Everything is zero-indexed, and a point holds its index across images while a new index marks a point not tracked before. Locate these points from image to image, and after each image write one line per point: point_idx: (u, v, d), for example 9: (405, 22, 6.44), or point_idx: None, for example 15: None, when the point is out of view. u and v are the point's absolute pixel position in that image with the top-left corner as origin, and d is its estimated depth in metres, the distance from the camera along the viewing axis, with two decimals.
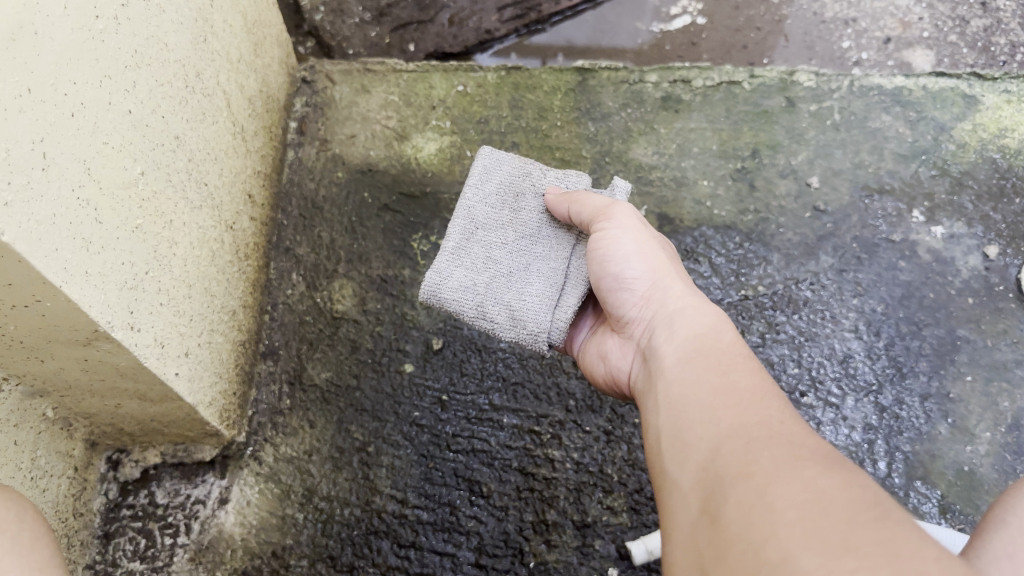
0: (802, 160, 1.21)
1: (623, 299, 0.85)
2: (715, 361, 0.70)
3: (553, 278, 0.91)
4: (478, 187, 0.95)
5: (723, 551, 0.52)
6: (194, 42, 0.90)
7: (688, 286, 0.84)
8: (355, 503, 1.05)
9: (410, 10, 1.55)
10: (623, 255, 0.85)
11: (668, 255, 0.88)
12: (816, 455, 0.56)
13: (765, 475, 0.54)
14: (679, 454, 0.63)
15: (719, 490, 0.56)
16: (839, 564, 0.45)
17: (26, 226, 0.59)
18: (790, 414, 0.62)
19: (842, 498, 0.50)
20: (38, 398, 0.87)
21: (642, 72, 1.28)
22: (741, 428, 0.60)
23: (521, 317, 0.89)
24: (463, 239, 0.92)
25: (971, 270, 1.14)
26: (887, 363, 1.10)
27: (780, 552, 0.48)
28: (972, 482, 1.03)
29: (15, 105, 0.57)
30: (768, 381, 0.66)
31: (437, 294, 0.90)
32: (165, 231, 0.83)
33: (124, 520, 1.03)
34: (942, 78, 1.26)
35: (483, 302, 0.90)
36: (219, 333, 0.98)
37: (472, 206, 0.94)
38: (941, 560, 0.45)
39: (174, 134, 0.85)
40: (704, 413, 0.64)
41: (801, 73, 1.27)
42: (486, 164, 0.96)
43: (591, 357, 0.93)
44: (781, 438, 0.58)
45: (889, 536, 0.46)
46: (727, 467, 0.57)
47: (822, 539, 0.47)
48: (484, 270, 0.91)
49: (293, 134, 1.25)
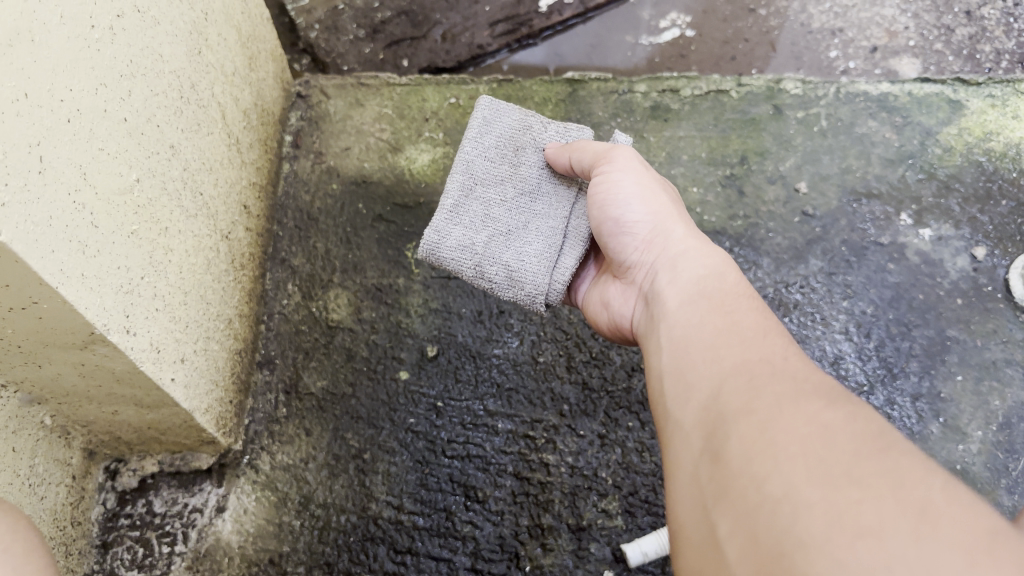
0: (790, 166, 1.23)
1: (625, 243, 0.88)
2: (719, 303, 0.74)
3: (552, 237, 0.93)
4: (477, 140, 0.96)
5: (727, 484, 0.57)
6: (188, 54, 0.91)
7: (689, 228, 0.86)
8: (351, 510, 1.06)
9: (403, 27, 1.57)
10: (624, 199, 0.87)
11: (670, 196, 0.90)
12: (819, 390, 0.60)
13: (768, 410, 0.59)
14: (684, 396, 0.68)
15: (723, 428, 0.61)
16: (842, 495, 0.50)
17: (23, 227, 0.60)
18: (792, 353, 0.67)
19: (845, 430, 0.55)
20: (37, 405, 0.89)
21: (631, 83, 1.30)
22: (745, 366, 0.65)
23: (519, 277, 0.92)
24: (462, 195, 0.94)
25: (959, 271, 1.15)
26: (878, 364, 1.11)
27: (781, 484, 0.53)
28: (965, 481, 1.04)
29: (12, 109, 0.59)
30: (771, 322, 0.71)
31: (436, 253, 0.93)
32: (160, 238, 0.84)
33: (122, 529, 1.03)
34: (927, 83, 1.27)
35: (481, 260, 0.92)
36: (215, 340, 0.99)
37: (471, 160, 0.95)
38: (946, 487, 0.50)
39: (169, 143, 0.86)
40: (708, 356, 0.69)
41: (788, 81, 1.28)
42: (485, 115, 0.96)
43: (595, 304, 0.96)
44: (785, 375, 0.63)
45: (892, 466, 0.51)
46: (731, 406, 0.62)
47: (826, 470, 0.52)
48: (483, 227, 0.93)
49: (288, 148, 1.27)
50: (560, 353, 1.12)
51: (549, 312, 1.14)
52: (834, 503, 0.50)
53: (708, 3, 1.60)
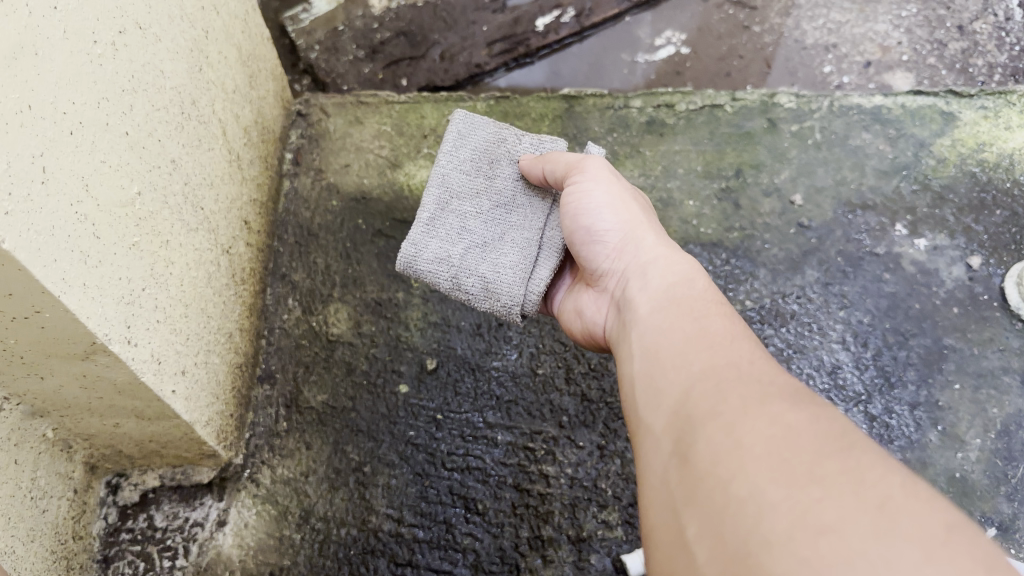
0: (785, 178, 1.24)
1: (596, 252, 0.89)
2: (688, 308, 0.75)
3: (527, 248, 0.94)
4: (453, 153, 0.97)
5: (695, 486, 0.58)
6: (189, 71, 0.93)
7: (659, 236, 0.88)
8: (352, 523, 1.06)
9: (402, 47, 1.60)
10: (595, 207, 0.89)
11: (640, 205, 0.91)
12: (783, 391, 0.62)
13: (734, 413, 0.60)
14: (653, 399, 0.69)
15: (691, 431, 0.62)
16: (805, 495, 0.52)
17: (27, 236, 0.62)
18: (760, 354, 0.68)
19: (808, 431, 0.57)
20: (38, 418, 0.89)
21: (627, 98, 1.32)
22: (712, 369, 0.66)
23: (494, 288, 0.93)
24: (438, 209, 0.95)
25: (955, 280, 1.16)
26: (875, 373, 1.12)
27: (747, 486, 0.55)
28: (964, 489, 1.04)
29: (17, 120, 0.61)
30: (739, 325, 0.73)
31: (413, 265, 0.94)
32: (161, 250, 0.85)
33: (123, 544, 1.04)
34: (919, 96, 1.29)
35: (457, 273, 0.93)
36: (216, 354, 1.00)
37: (447, 174, 0.96)
38: (906, 484, 0.52)
39: (170, 158, 0.88)
40: (677, 359, 0.70)
41: (782, 95, 1.30)
42: (460, 128, 0.97)
43: (569, 313, 0.97)
44: (751, 377, 0.64)
45: (854, 465, 0.53)
46: (698, 408, 0.63)
47: (789, 471, 0.54)
48: (459, 240, 0.94)
49: (288, 165, 1.29)
50: (559, 364, 1.12)
51: (547, 325, 1.14)
52: (797, 502, 0.52)
53: (703, 21, 1.63)
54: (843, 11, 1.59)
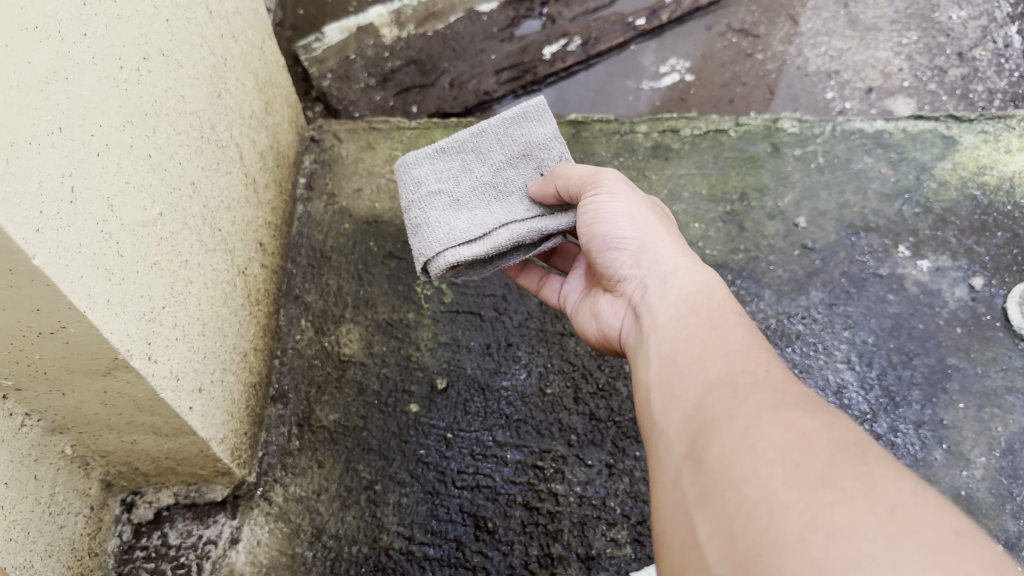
0: (789, 202, 1.26)
1: (614, 259, 0.90)
2: (705, 318, 0.77)
3: (477, 225, 0.94)
4: (505, 121, 1.01)
5: (708, 488, 0.60)
6: (208, 96, 0.96)
7: (677, 245, 0.89)
8: (363, 540, 1.07)
9: (413, 75, 1.63)
10: (611, 217, 0.90)
11: (659, 216, 0.92)
12: (799, 400, 0.63)
13: (749, 418, 0.62)
14: (668, 404, 0.71)
15: (705, 435, 0.64)
16: (817, 498, 0.54)
17: (56, 253, 0.64)
18: (776, 364, 0.70)
19: (822, 438, 0.58)
20: (58, 435, 0.91)
21: (633, 124, 1.36)
22: (728, 376, 0.68)
23: (421, 230, 0.95)
24: (455, 148, 1.01)
25: (958, 300, 1.17)
26: (880, 393, 1.13)
27: (759, 489, 0.56)
28: (969, 507, 1.04)
29: (48, 141, 0.63)
30: (755, 336, 0.74)
31: (400, 170, 1.03)
32: (181, 270, 0.88)
33: (137, 562, 1.05)
34: (920, 120, 1.32)
35: (415, 200, 0.99)
36: (231, 373, 1.02)
37: (486, 132, 1.01)
38: (916, 491, 0.53)
39: (190, 180, 0.91)
40: (694, 366, 0.71)
41: (785, 121, 1.33)
42: (528, 110, 1.00)
43: (584, 314, 0.99)
44: (766, 385, 0.66)
45: (866, 471, 0.55)
46: (713, 413, 0.65)
47: (801, 475, 0.55)
48: (445, 180, 1.00)
49: (302, 190, 1.32)
50: (567, 384, 1.14)
51: (556, 344, 1.17)
52: (808, 505, 0.53)
53: (707, 49, 1.66)
54: (844, 39, 1.63)
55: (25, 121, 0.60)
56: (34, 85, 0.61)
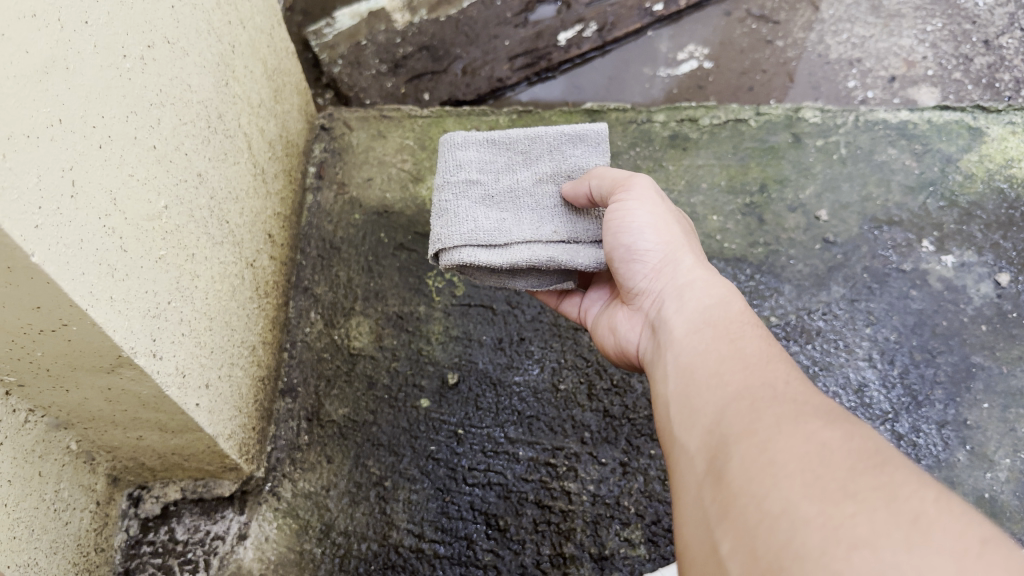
0: (810, 194, 1.23)
1: (634, 271, 0.87)
2: (723, 331, 0.74)
3: (502, 233, 0.91)
4: (563, 135, 0.97)
5: (728, 504, 0.58)
6: (216, 85, 0.94)
7: (698, 259, 0.86)
8: (372, 538, 1.05)
9: (425, 61, 1.60)
10: (638, 227, 0.87)
11: (681, 230, 0.90)
12: (820, 410, 0.61)
13: (769, 430, 0.60)
14: (687, 419, 0.68)
15: (725, 449, 0.61)
16: (838, 510, 0.51)
17: (56, 249, 0.62)
18: (795, 376, 0.67)
19: (843, 449, 0.56)
20: (63, 430, 0.90)
21: (650, 113, 1.33)
22: (747, 390, 0.65)
23: (447, 219, 0.92)
24: (507, 146, 0.97)
25: (983, 297, 1.14)
26: (902, 392, 1.09)
27: (780, 502, 0.54)
28: (993, 510, 1.01)
29: (47, 133, 0.61)
30: (774, 347, 0.71)
31: (444, 144, 0.98)
32: (187, 264, 0.86)
33: (144, 556, 1.03)
34: (946, 111, 1.28)
35: (449, 185, 0.95)
36: (239, 367, 1.01)
37: (540, 139, 0.97)
38: (938, 499, 0.51)
39: (197, 171, 0.88)
40: (713, 378, 0.69)
41: (806, 111, 1.30)
42: (589, 137, 0.96)
43: (602, 329, 0.97)
44: (785, 397, 0.63)
45: (887, 481, 0.53)
46: (732, 427, 0.63)
47: (822, 487, 0.53)
48: (486, 174, 0.96)
49: (312, 179, 1.30)
50: (581, 380, 1.12)
51: (571, 340, 1.14)
52: (831, 517, 0.51)
53: (725, 36, 1.63)
54: (866, 26, 1.59)
55: (23, 112, 0.58)
56: (32, 75, 0.59)
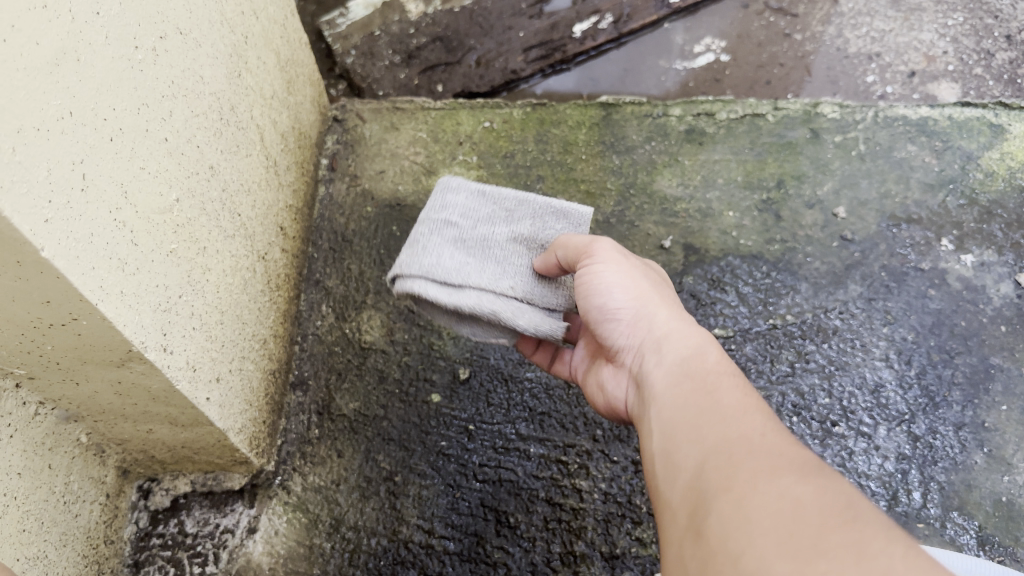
0: (828, 191, 1.21)
1: (611, 330, 0.86)
2: (702, 383, 0.73)
3: (457, 274, 0.89)
4: (550, 207, 0.96)
5: (707, 561, 0.57)
6: (228, 76, 0.93)
7: (675, 309, 0.85)
8: (382, 533, 1.04)
9: (438, 52, 1.59)
10: (606, 288, 0.85)
11: (652, 280, 0.88)
12: (794, 464, 0.60)
13: (744, 488, 0.59)
14: (670, 473, 0.68)
15: (704, 506, 0.61)
16: (809, 569, 0.51)
17: (66, 244, 0.61)
18: (774, 424, 0.66)
19: (816, 504, 0.55)
20: (72, 423, 0.89)
21: (666, 106, 1.31)
22: (724, 445, 0.64)
23: (414, 250, 0.92)
24: (497, 204, 0.96)
25: (1003, 297, 1.12)
26: (919, 393, 1.07)
27: (754, 561, 0.54)
28: (1010, 514, 0.99)
29: (58, 126, 0.60)
30: (753, 396, 0.70)
31: (441, 186, 0.98)
32: (198, 257, 0.85)
33: (153, 549, 1.03)
34: (967, 107, 1.26)
35: (427, 220, 0.94)
36: (250, 360, 1.00)
37: (528, 203, 0.96)
38: (907, 554, 0.50)
39: (209, 164, 0.88)
40: (693, 433, 0.68)
41: (825, 106, 1.28)
42: (573, 216, 0.96)
43: (591, 387, 0.95)
44: (761, 450, 0.62)
45: (858, 538, 0.52)
46: (711, 483, 0.62)
47: (794, 546, 0.52)
48: (468, 221, 0.94)
49: (324, 171, 1.30)
50: None
51: None
52: None
53: (743, 29, 1.61)
54: (886, 20, 1.57)
55: (33, 105, 0.57)
56: (42, 67, 0.58)
